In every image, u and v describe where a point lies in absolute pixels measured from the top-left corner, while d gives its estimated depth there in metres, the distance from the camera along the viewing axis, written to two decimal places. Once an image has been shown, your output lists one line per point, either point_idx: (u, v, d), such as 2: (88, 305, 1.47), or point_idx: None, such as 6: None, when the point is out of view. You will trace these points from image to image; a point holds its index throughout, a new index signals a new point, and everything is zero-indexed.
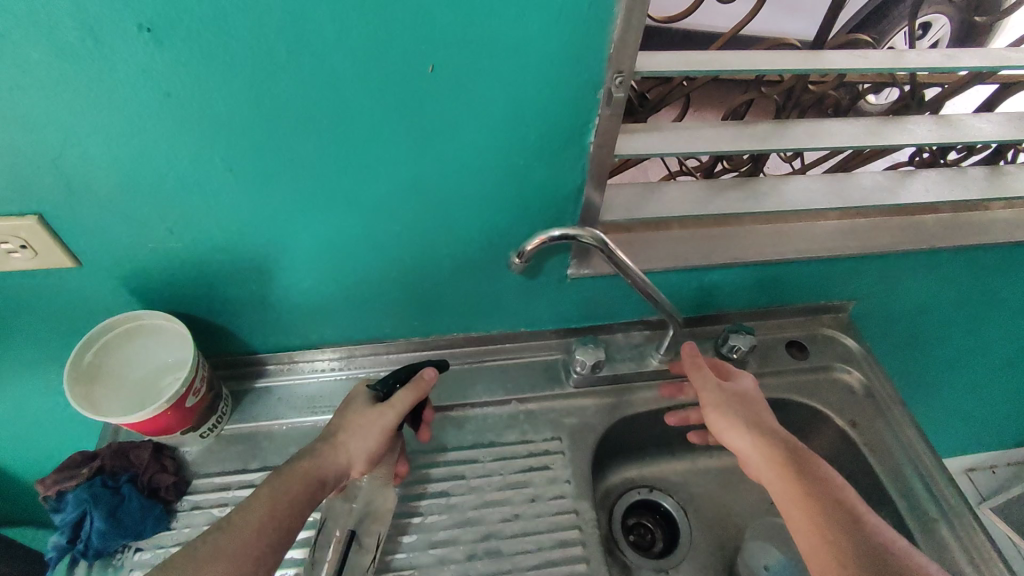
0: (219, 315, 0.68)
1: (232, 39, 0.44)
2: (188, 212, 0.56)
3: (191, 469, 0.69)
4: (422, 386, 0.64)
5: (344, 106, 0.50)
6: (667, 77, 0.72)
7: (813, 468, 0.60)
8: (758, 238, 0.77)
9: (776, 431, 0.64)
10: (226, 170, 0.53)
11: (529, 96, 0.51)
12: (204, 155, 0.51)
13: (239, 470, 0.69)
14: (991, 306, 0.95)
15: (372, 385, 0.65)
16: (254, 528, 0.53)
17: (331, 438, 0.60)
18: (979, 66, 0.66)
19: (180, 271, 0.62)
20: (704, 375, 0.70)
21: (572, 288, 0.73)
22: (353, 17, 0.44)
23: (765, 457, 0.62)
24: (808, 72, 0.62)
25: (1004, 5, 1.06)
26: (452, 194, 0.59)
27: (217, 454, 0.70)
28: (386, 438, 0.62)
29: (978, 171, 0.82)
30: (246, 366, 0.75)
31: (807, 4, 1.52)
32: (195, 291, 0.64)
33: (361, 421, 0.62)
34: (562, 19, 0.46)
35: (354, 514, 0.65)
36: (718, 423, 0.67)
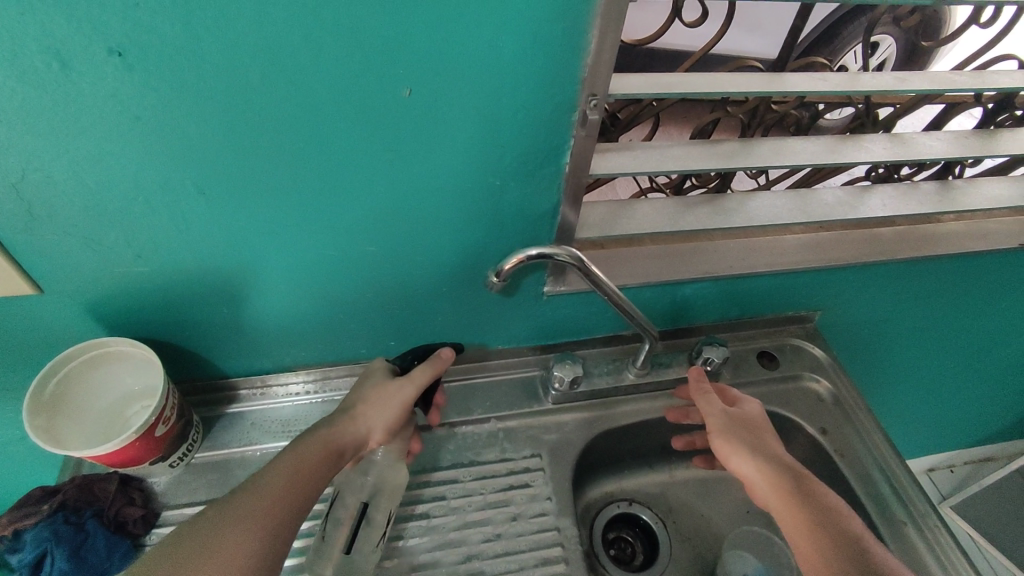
0: (188, 340, 0.67)
1: (205, 64, 0.44)
2: (157, 236, 0.54)
3: (160, 501, 0.66)
4: (439, 363, 0.66)
5: (321, 129, 0.50)
6: (636, 98, 0.73)
7: (816, 491, 0.60)
8: (728, 252, 0.80)
9: (779, 457, 0.65)
10: (199, 194, 0.52)
11: (505, 119, 0.52)
12: (174, 178, 0.50)
13: (211, 500, 0.67)
14: (946, 314, 1.00)
15: (391, 359, 0.67)
16: (275, 495, 0.52)
17: (350, 409, 0.61)
18: (927, 88, 0.69)
19: (150, 296, 0.60)
20: (710, 401, 0.72)
21: (549, 305, 0.74)
22: (330, 42, 0.44)
23: (770, 483, 0.62)
24: (770, 94, 0.64)
25: (945, 29, 1.13)
26: (428, 214, 0.59)
27: (187, 484, 0.68)
28: (404, 412, 0.63)
29: (929, 186, 0.86)
30: (217, 392, 0.73)
31: (766, 24, 1.58)
32: (163, 316, 0.63)
33: (380, 394, 0.63)
34: (537, 45, 0.47)
35: (366, 488, 0.64)
36: (723, 450, 0.67)
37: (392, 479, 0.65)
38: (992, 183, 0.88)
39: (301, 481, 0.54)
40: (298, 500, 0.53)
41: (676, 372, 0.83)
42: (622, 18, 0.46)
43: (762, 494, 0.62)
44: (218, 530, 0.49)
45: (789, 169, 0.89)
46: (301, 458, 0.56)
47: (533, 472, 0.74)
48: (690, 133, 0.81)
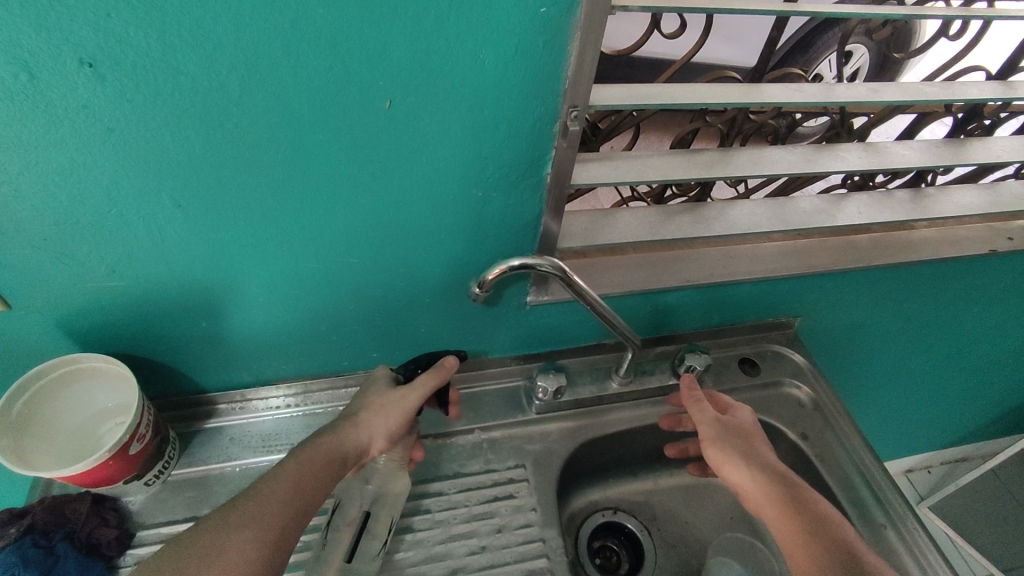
0: (164, 355, 0.65)
1: (181, 75, 0.43)
2: (132, 249, 0.53)
3: (135, 520, 0.65)
4: (443, 372, 0.65)
5: (300, 140, 0.49)
6: (617, 108, 0.74)
7: (808, 501, 0.62)
8: (709, 260, 0.80)
9: (771, 463, 0.66)
10: (176, 207, 0.51)
11: (487, 130, 0.52)
12: (149, 190, 0.49)
13: (189, 518, 0.65)
14: (921, 318, 1.02)
15: (394, 367, 0.66)
16: (281, 500, 0.52)
17: (353, 416, 0.61)
18: (899, 99, 0.71)
19: (124, 311, 0.59)
20: (702, 408, 0.73)
21: (532, 315, 0.74)
22: (309, 54, 0.44)
23: (764, 492, 0.63)
24: (748, 105, 0.65)
25: (916, 40, 1.15)
26: (409, 226, 0.58)
27: (164, 502, 0.66)
28: (407, 421, 0.63)
29: (903, 194, 0.88)
30: (194, 407, 0.72)
31: (743, 34, 1.61)
32: (139, 331, 0.61)
33: (384, 402, 0.62)
34: (518, 57, 0.47)
35: (367, 497, 0.67)
36: (716, 458, 0.68)
37: (393, 488, 0.68)
38: (963, 191, 0.91)
39: (306, 486, 0.54)
40: (303, 505, 0.53)
41: (659, 380, 0.83)
42: (602, 31, 0.46)
43: (756, 502, 0.64)
44: (225, 535, 0.48)
45: (767, 178, 0.90)
46: (306, 463, 0.55)
47: (520, 481, 0.73)
48: (670, 142, 0.81)
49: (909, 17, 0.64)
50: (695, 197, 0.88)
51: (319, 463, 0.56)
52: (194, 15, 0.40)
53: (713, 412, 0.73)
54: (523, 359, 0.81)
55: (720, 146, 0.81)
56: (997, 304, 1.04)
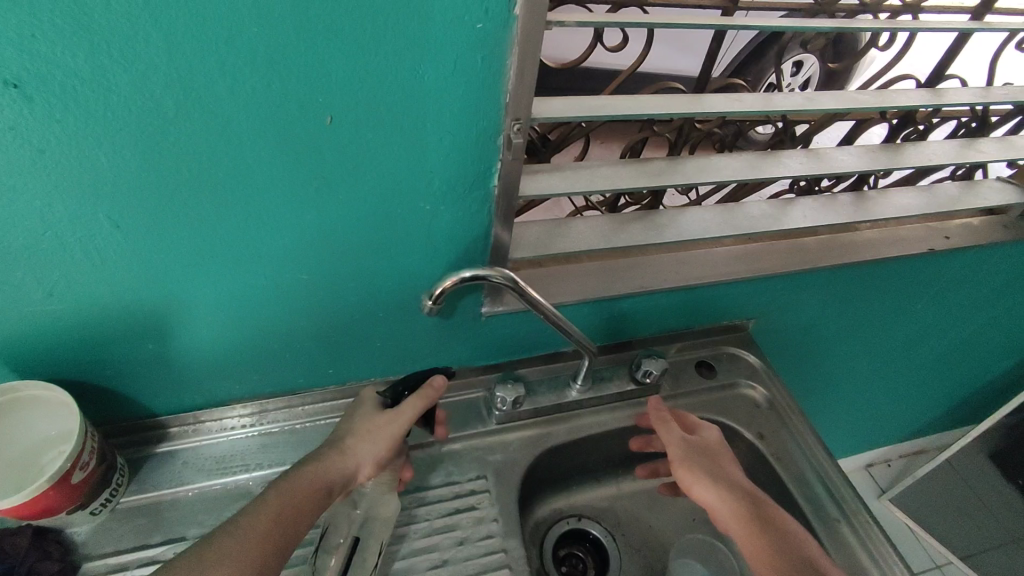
0: (109, 379, 0.63)
1: (114, 94, 0.42)
2: (69, 272, 0.52)
3: (81, 551, 0.62)
4: (428, 394, 0.66)
5: (241, 158, 0.49)
6: (566, 119, 0.75)
7: (776, 521, 0.64)
8: (662, 266, 0.82)
9: (739, 483, 0.69)
10: (116, 228, 0.50)
11: (431, 144, 0.52)
12: (85, 211, 0.48)
13: (139, 547, 0.63)
14: (870, 316, 1.06)
15: (380, 392, 0.68)
16: (264, 532, 0.52)
17: (340, 442, 0.62)
18: (834, 108, 0.74)
19: (64, 336, 0.57)
20: (670, 428, 0.75)
21: (488, 325, 0.74)
22: (246, 72, 0.44)
23: (735, 514, 0.66)
24: (691, 115, 0.67)
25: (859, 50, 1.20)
26: (356, 240, 0.58)
27: (112, 532, 0.64)
28: (394, 446, 0.64)
29: (846, 197, 0.91)
30: (144, 431, 0.70)
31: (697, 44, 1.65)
32: (80, 356, 0.60)
33: (371, 427, 0.63)
34: (457, 72, 0.48)
35: (355, 522, 0.67)
36: (686, 478, 0.70)
37: (380, 511, 0.67)
38: (902, 193, 0.95)
39: (286, 517, 0.54)
40: (282, 537, 0.53)
41: (618, 386, 0.85)
42: (539, 46, 0.48)
43: (726, 521, 0.66)
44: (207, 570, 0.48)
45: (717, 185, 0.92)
46: (289, 493, 0.56)
47: (486, 494, 0.73)
48: (619, 152, 0.83)
49: (838, 29, 0.67)
50: (646, 205, 0.90)
51: (302, 494, 0.56)
52: (123, 33, 0.39)
53: (681, 432, 0.75)
54: (485, 370, 0.81)
55: (669, 155, 0.83)
56: (939, 300, 1.08)
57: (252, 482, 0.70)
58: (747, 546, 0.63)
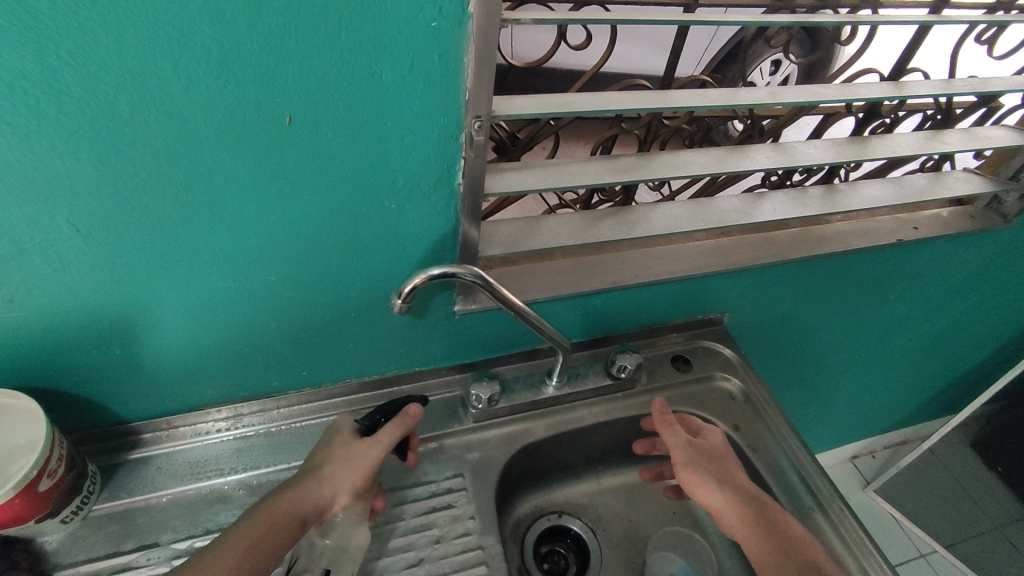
0: (77, 385, 0.63)
1: (67, 97, 0.42)
2: (30, 278, 0.52)
3: (51, 560, 0.62)
4: (406, 420, 0.66)
5: (201, 159, 0.49)
6: (534, 118, 0.76)
7: (782, 526, 0.65)
8: (634, 262, 0.83)
9: (743, 485, 0.69)
10: (78, 232, 0.50)
11: (393, 142, 0.53)
12: (45, 216, 0.48)
13: (111, 554, 0.63)
14: (844, 308, 1.07)
15: (359, 416, 0.67)
16: (235, 556, 0.54)
17: (316, 471, 0.61)
18: (797, 101, 0.75)
19: (27, 342, 0.57)
20: (675, 432, 0.76)
21: (461, 324, 0.74)
22: (201, 73, 0.44)
23: (740, 515, 0.66)
24: (654, 111, 0.68)
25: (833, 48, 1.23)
26: (323, 240, 0.58)
27: (84, 540, 0.64)
28: (372, 473, 0.63)
29: (815, 190, 0.92)
30: (116, 438, 0.70)
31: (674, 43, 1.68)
32: (46, 363, 0.59)
33: (350, 455, 0.63)
34: (414, 70, 0.48)
35: (325, 552, 0.65)
36: (690, 481, 0.71)
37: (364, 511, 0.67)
38: (870, 185, 0.96)
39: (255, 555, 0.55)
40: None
41: (594, 381, 0.85)
42: (495, 45, 0.48)
43: (729, 523, 0.67)
44: None
45: (689, 180, 0.93)
46: (259, 527, 0.56)
47: (465, 493, 0.73)
48: (590, 149, 0.84)
49: (797, 24, 0.68)
50: (619, 202, 0.91)
51: (271, 528, 0.56)
52: (74, 37, 0.40)
53: (686, 436, 0.75)
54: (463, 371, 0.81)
55: (639, 151, 0.84)
56: (912, 290, 1.10)
57: (227, 485, 0.70)
58: (753, 549, 0.64)
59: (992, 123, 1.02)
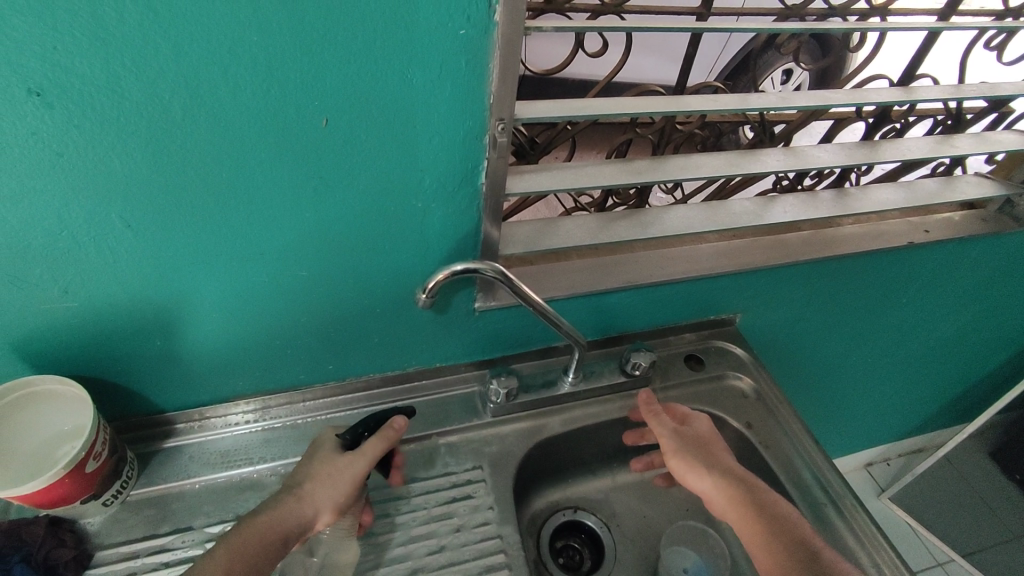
0: (120, 375, 0.66)
1: (126, 101, 0.46)
2: (82, 271, 0.55)
3: (93, 541, 0.65)
4: (390, 435, 0.68)
5: (243, 160, 0.52)
6: (551, 123, 0.79)
7: (772, 506, 0.67)
8: (648, 262, 0.85)
9: (730, 468, 0.71)
10: (126, 227, 0.53)
11: (421, 144, 0.56)
12: (98, 212, 0.52)
13: (149, 536, 0.66)
14: (856, 310, 1.08)
15: (340, 432, 0.68)
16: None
17: (298, 487, 0.62)
18: (808, 105, 0.77)
19: (75, 333, 0.60)
20: (662, 422, 0.78)
21: (480, 320, 0.77)
22: (248, 79, 0.47)
23: (729, 499, 0.68)
24: (668, 114, 0.70)
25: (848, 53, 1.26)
26: (352, 237, 0.61)
27: (123, 523, 0.67)
28: (354, 489, 0.64)
29: (827, 194, 0.94)
30: (153, 427, 0.73)
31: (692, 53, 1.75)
32: (92, 353, 0.63)
33: (332, 471, 0.64)
34: (443, 76, 0.51)
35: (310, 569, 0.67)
36: (680, 469, 0.73)
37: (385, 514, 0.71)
38: (881, 189, 0.97)
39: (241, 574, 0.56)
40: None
41: (609, 379, 0.87)
42: (519, 51, 0.51)
43: (720, 507, 0.69)
44: None
45: (701, 183, 0.96)
46: (243, 542, 0.57)
47: (484, 486, 0.76)
48: (605, 153, 0.87)
49: (808, 31, 0.70)
50: (633, 204, 0.93)
51: (255, 545, 0.57)
52: (135, 44, 0.43)
53: (672, 425, 0.78)
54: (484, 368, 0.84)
55: (652, 155, 0.87)
56: (924, 293, 1.11)
57: (257, 473, 0.73)
58: (746, 532, 0.66)
59: (1003, 128, 1.04)
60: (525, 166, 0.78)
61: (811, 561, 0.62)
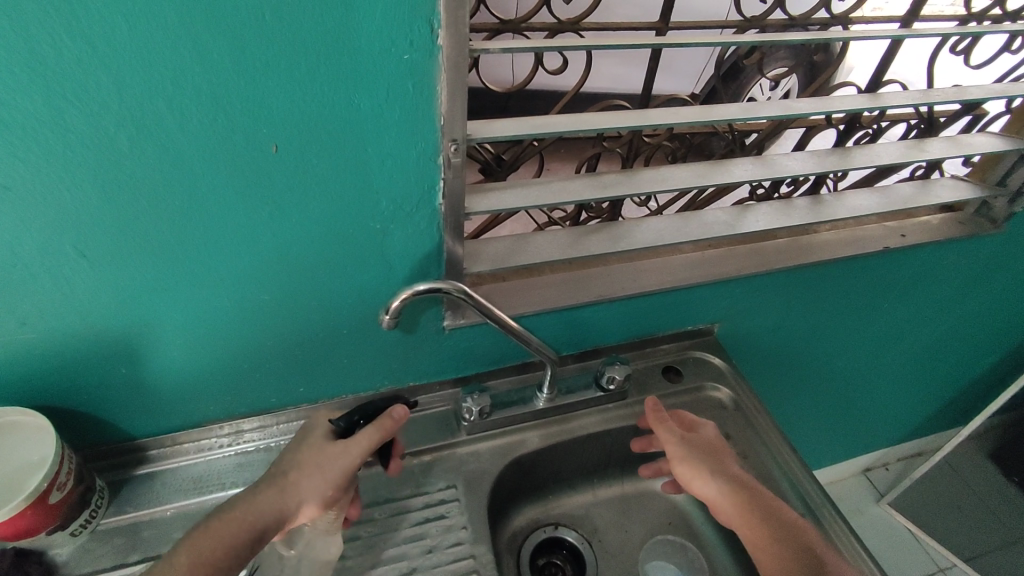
0: (87, 404, 0.66)
1: (71, 134, 0.46)
2: (39, 302, 0.56)
3: (61, 571, 0.65)
4: (387, 424, 0.65)
5: (195, 187, 0.53)
6: (518, 140, 0.79)
7: (779, 516, 0.68)
8: (621, 275, 0.85)
9: (738, 476, 0.71)
10: (85, 256, 0.54)
11: (374, 166, 0.56)
12: (52, 244, 0.52)
13: (117, 566, 0.66)
14: (838, 315, 1.07)
15: (335, 418, 0.67)
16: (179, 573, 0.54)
17: (281, 478, 0.61)
18: (772, 115, 0.77)
19: (40, 362, 0.60)
20: (669, 429, 0.77)
21: (451, 338, 0.77)
22: (193, 108, 0.48)
23: (735, 506, 0.69)
24: (632, 128, 0.70)
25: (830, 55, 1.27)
26: (312, 261, 0.62)
27: (91, 552, 0.67)
28: (341, 482, 0.63)
29: (802, 201, 0.94)
30: (125, 454, 0.73)
31: (683, 66, 1.78)
32: (57, 382, 0.63)
33: (319, 460, 0.62)
34: (390, 99, 0.52)
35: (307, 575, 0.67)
36: (686, 474, 0.73)
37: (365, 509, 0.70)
38: (857, 195, 0.97)
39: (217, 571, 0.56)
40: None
41: (585, 393, 0.87)
42: (466, 72, 0.52)
43: (726, 513, 0.69)
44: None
45: (675, 195, 0.96)
46: (212, 543, 0.56)
47: (458, 505, 0.75)
48: (575, 168, 0.87)
49: (767, 41, 0.70)
50: (606, 218, 0.94)
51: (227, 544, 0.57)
52: (79, 79, 0.44)
53: (680, 431, 0.77)
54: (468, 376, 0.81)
55: (622, 168, 0.87)
56: (907, 296, 1.10)
57: (228, 498, 0.72)
58: (753, 541, 0.66)
59: (979, 130, 1.03)
60: (492, 183, 0.78)
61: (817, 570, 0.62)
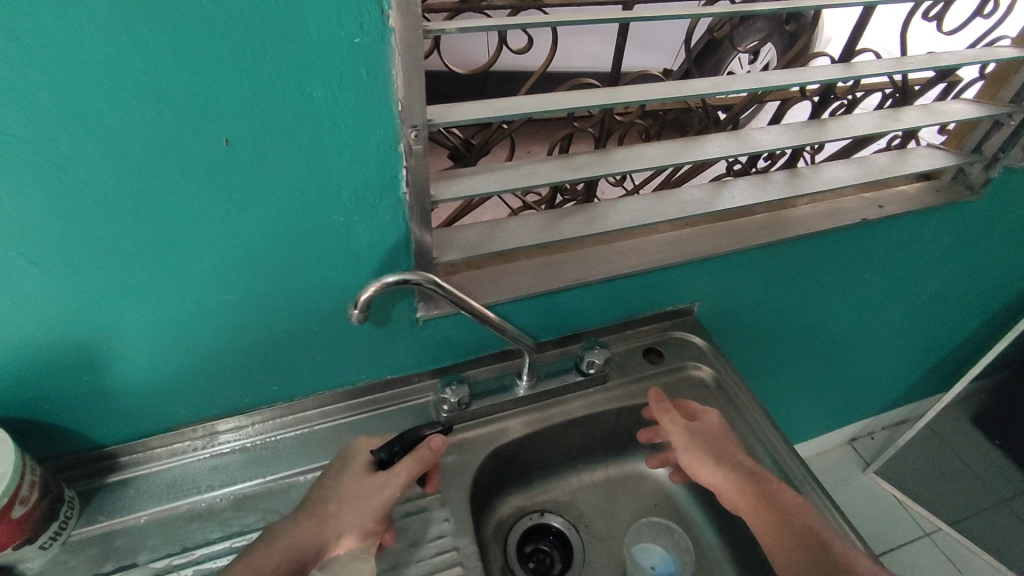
0: (52, 414, 0.64)
1: (6, 136, 0.44)
2: None
3: None
4: (425, 455, 0.66)
5: (146, 187, 0.50)
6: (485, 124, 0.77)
7: (780, 499, 0.69)
8: (598, 258, 0.84)
9: (741, 462, 0.73)
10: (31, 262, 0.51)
11: (334, 156, 0.54)
12: None
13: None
14: (819, 289, 1.07)
15: (374, 450, 0.67)
16: None
17: (321, 510, 0.63)
18: (745, 89, 0.75)
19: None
20: (672, 419, 0.79)
21: (426, 329, 0.75)
22: (136, 103, 0.45)
23: (739, 493, 0.71)
24: (602, 106, 0.68)
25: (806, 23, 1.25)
26: (276, 257, 0.60)
27: (64, 563, 0.65)
28: (381, 513, 0.64)
29: (779, 175, 0.93)
30: (95, 462, 0.71)
31: (660, 42, 1.75)
32: (16, 394, 0.60)
33: (360, 493, 0.64)
34: (344, 86, 0.50)
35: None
36: (691, 463, 0.75)
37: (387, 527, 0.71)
38: (834, 166, 0.96)
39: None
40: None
41: (566, 378, 0.86)
42: (422, 55, 0.49)
43: (731, 499, 0.72)
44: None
45: (650, 174, 0.94)
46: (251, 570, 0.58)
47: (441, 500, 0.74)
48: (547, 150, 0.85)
49: (739, 12, 0.68)
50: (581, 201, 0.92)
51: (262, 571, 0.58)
52: (8, 77, 0.41)
53: (683, 421, 0.78)
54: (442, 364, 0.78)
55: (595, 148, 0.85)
56: (887, 267, 1.10)
57: (206, 500, 0.71)
58: (758, 527, 0.68)
59: (954, 97, 1.03)
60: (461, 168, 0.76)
61: (819, 548, 0.64)
